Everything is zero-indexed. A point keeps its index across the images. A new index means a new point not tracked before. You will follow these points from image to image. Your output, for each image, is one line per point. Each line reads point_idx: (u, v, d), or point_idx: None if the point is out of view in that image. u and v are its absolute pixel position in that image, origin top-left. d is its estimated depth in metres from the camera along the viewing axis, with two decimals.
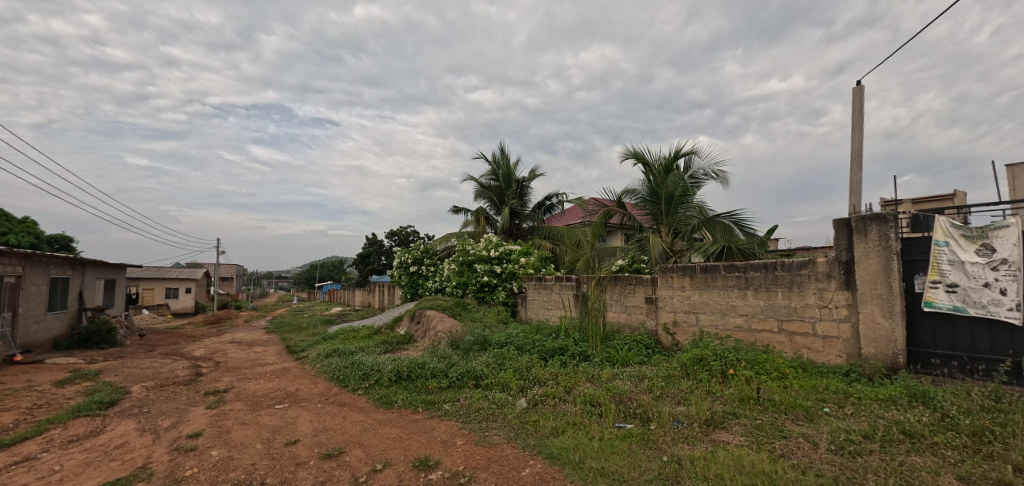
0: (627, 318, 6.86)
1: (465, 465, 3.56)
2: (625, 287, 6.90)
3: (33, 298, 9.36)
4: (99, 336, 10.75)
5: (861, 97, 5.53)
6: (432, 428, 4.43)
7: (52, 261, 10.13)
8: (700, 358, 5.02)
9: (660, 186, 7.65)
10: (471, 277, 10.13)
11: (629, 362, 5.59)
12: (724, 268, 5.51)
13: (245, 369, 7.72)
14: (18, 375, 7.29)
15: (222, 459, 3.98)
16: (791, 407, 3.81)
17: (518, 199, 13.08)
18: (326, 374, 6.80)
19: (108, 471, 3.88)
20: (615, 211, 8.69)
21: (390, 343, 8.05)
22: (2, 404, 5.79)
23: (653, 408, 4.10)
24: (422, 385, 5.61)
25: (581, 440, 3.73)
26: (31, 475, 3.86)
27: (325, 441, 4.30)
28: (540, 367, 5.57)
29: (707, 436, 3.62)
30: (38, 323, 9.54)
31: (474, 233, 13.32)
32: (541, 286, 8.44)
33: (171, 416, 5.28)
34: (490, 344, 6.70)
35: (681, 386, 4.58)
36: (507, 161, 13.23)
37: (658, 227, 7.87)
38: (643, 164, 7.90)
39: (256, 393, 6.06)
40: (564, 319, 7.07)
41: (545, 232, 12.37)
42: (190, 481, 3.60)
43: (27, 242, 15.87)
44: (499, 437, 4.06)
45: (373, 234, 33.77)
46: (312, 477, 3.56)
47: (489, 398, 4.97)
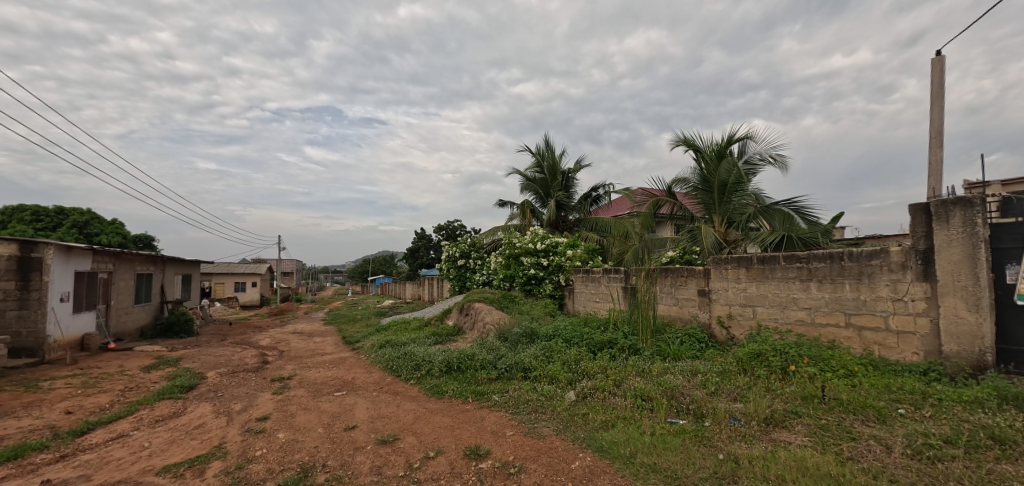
0: (679, 311, 6.65)
1: (516, 456, 3.59)
2: (676, 279, 6.68)
3: (123, 291, 10.36)
4: (179, 326, 11.77)
5: (942, 69, 5.00)
6: (482, 418, 4.50)
7: (138, 259, 11.15)
8: (758, 353, 4.79)
9: (713, 173, 7.35)
10: (517, 270, 10.17)
11: (682, 356, 5.41)
12: (784, 259, 5.21)
13: (305, 358, 8.18)
14: (112, 361, 8.13)
15: (287, 441, 4.24)
16: (861, 407, 3.54)
17: (563, 191, 13.00)
18: (380, 364, 7.07)
19: (188, 449, 4.24)
20: (665, 201, 8.44)
21: (440, 335, 8.26)
22: (101, 386, 6.50)
23: (708, 404, 3.95)
24: (472, 376, 5.70)
25: (632, 434, 3.65)
26: (124, 450, 4.30)
27: (380, 427, 4.47)
28: (589, 360, 5.50)
29: (766, 435, 3.43)
30: (127, 314, 10.56)
31: (520, 226, 13.32)
32: (588, 279, 8.33)
33: (242, 400, 5.69)
34: (538, 337, 6.70)
35: (737, 382, 4.38)
36: (552, 153, 13.12)
37: (710, 216, 7.59)
38: (694, 150, 7.59)
39: (317, 381, 6.40)
40: (612, 312, 6.96)
41: (591, 223, 12.17)
42: (260, 460, 3.86)
43: (116, 242, 17.64)
44: (548, 429, 4.06)
45: (421, 230, 34.70)
46: (369, 461, 3.72)
47: (538, 390, 4.98)
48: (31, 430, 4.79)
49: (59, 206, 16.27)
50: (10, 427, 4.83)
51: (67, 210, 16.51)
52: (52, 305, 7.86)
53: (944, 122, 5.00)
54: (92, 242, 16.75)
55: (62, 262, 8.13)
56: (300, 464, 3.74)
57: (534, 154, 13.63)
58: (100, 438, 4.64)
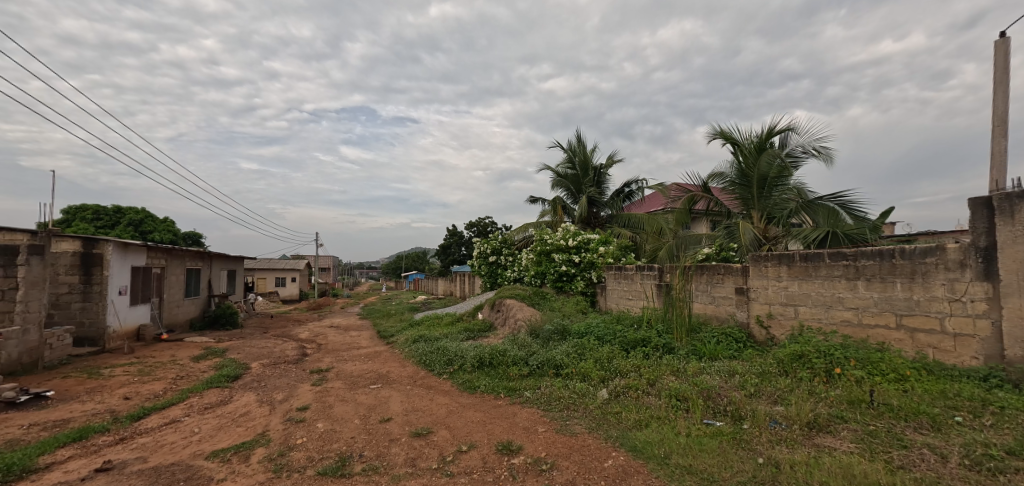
0: (715, 310, 6.47)
1: (548, 453, 3.58)
2: (713, 277, 6.50)
3: (173, 286, 10.96)
4: (225, 319, 12.37)
5: (1007, 52, 4.63)
6: (514, 414, 4.51)
7: (187, 255, 11.78)
8: (801, 355, 4.59)
9: (752, 167, 7.08)
10: (549, 267, 10.13)
11: (718, 356, 5.25)
12: (829, 256, 4.97)
13: (342, 351, 8.45)
14: (165, 351, 8.63)
15: (327, 431, 4.39)
16: (913, 414, 3.33)
17: (595, 187, 12.86)
18: (414, 358, 7.22)
19: (235, 435, 4.46)
20: (700, 196, 8.23)
21: (472, 330, 8.35)
22: (155, 374, 6.92)
23: (746, 406, 3.82)
24: (503, 372, 5.74)
25: (666, 435, 3.58)
26: (177, 434, 4.56)
27: (414, 420, 4.56)
28: (622, 358, 5.42)
29: (809, 439, 3.29)
30: (178, 307, 11.17)
31: (550, 222, 13.22)
32: (621, 276, 8.20)
33: (284, 390, 5.93)
34: (570, 334, 6.66)
35: (778, 384, 4.21)
36: (584, 148, 12.97)
37: (749, 212, 7.35)
38: (732, 144, 7.34)
39: (353, 373, 6.59)
40: (645, 310, 6.83)
41: (624, 220, 12.00)
42: (301, 448, 4.01)
43: (168, 239, 18.72)
44: (581, 427, 4.03)
45: (453, 226, 35.12)
46: (404, 453, 3.79)
47: (570, 388, 4.95)
48: (94, 413, 5.14)
49: (117, 205, 17.38)
50: (76, 410, 5.21)
51: (124, 209, 17.61)
52: (112, 298, 8.41)
53: (1009, 109, 4.64)
54: (146, 239, 17.84)
55: (119, 257, 8.67)
56: (338, 453, 3.86)
57: (565, 150, 13.51)
58: (154, 423, 4.93)
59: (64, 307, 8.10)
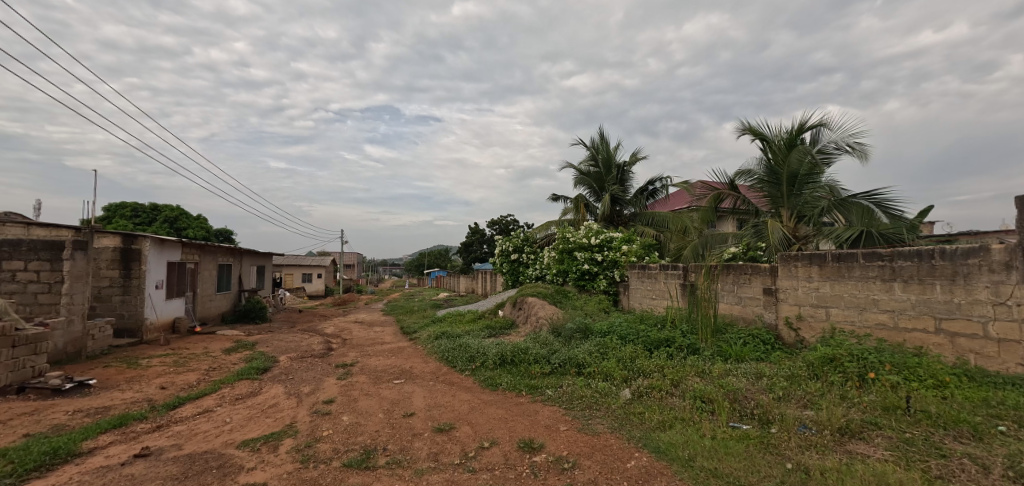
0: (742, 311, 6.33)
1: (570, 451, 3.57)
2: (740, 276, 6.35)
3: (206, 280, 11.36)
4: (254, 313, 12.76)
5: None
6: (536, 412, 4.51)
7: (219, 251, 12.20)
8: (832, 358, 4.43)
9: (782, 163, 6.88)
10: (571, 265, 10.09)
11: (745, 358, 5.13)
12: (864, 257, 4.79)
13: (367, 346, 8.60)
14: (198, 343, 8.97)
15: (351, 424, 4.48)
16: (953, 422, 3.18)
17: (618, 184, 12.73)
18: (436, 354, 7.31)
19: (264, 426, 4.60)
20: (727, 194, 8.06)
21: (494, 328, 8.38)
22: (189, 365, 7.20)
23: (775, 409, 3.73)
24: (525, 370, 5.74)
25: (691, 437, 3.52)
26: (210, 423, 4.73)
27: (437, 416, 4.61)
28: (645, 358, 5.36)
29: (841, 446, 3.18)
30: (210, 301, 11.58)
31: (573, 220, 13.13)
32: (644, 275, 8.10)
33: (310, 384, 6.09)
34: (592, 333, 6.61)
35: (808, 388, 4.09)
36: (607, 145, 12.84)
37: (778, 210, 7.17)
38: (761, 140, 7.15)
39: (377, 368, 6.70)
40: (669, 310, 6.73)
41: (648, 218, 11.84)
42: (327, 440, 4.11)
43: (200, 235, 19.46)
44: (603, 426, 4.00)
45: (475, 224, 35.33)
46: (427, 448, 3.84)
47: (592, 387, 4.92)
48: (133, 401, 5.39)
49: (153, 203, 18.10)
50: (117, 399, 5.47)
51: (160, 207, 18.34)
52: (149, 292, 8.78)
53: None
54: (180, 235, 18.61)
55: (156, 253, 9.04)
56: (363, 446, 3.93)
57: (588, 147, 13.40)
58: (188, 412, 5.13)
59: (106, 300, 8.51)
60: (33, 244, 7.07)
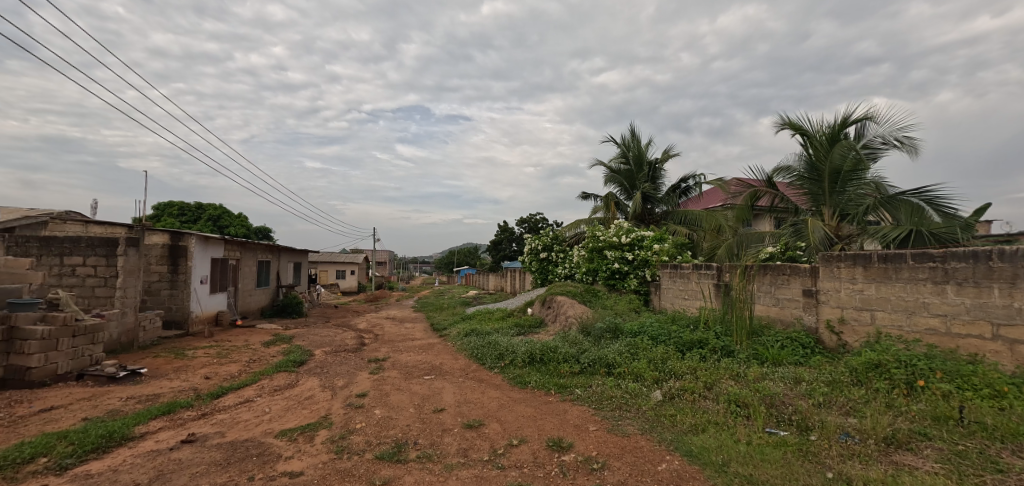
0: (779, 313, 6.11)
1: (599, 452, 3.54)
2: (777, 277, 6.13)
3: (247, 276, 11.87)
4: (291, 308, 13.25)
5: None
6: (565, 411, 4.50)
7: (259, 248, 12.72)
8: (878, 364, 4.22)
9: (824, 159, 6.59)
10: (601, 264, 10.00)
11: (782, 362, 4.95)
12: (913, 257, 4.53)
13: (398, 342, 8.78)
14: (239, 335, 9.38)
15: (383, 418, 4.59)
16: (1012, 435, 2.97)
17: (650, 182, 12.52)
18: (466, 351, 7.39)
19: (301, 416, 4.78)
20: (764, 192, 7.80)
21: (522, 326, 8.39)
22: (231, 357, 7.54)
23: (815, 416, 3.58)
24: (554, 368, 5.74)
25: (725, 441, 3.42)
26: (250, 413, 4.95)
27: (466, 412, 4.66)
28: (677, 360, 5.25)
29: (886, 456, 3.03)
30: (250, 295, 12.09)
31: (603, 218, 12.98)
32: (676, 275, 7.94)
33: (344, 377, 6.27)
34: (623, 333, 6.53)
35: (851, 395, 3.91)
36: (638, 142, 12.63)
37: (819, 208, 6.88)
38: (802, 135, 6.87)
39: (408, 364, 6.83)
40: (702, 310, 6.57)
41: (680, 216, 11.58)
42: (360, 432, 4.23)
43: (241, 233, 20.35)
44: (633, 428, 3.95)
45: (504, 222, 35.46)
46: (457, 443, 3.90)
47: (623, 387, 4.86)
48: (180, 390, 5.69)
49: (199, 202, 19.05)
50: (165, 387, 5.79)
51: (204, 205, 19.28)
52: (194, 286, 9.25)
53: None
54: (223, 233, 19.56)
55: (201, 249, 9.51)
56: (395, 440, 4.02)
57: (619, 145, 13.21)
58: (231, 401, 5.39)
59: (155, 293, 9.01)
60: (90, 241, 7.56)
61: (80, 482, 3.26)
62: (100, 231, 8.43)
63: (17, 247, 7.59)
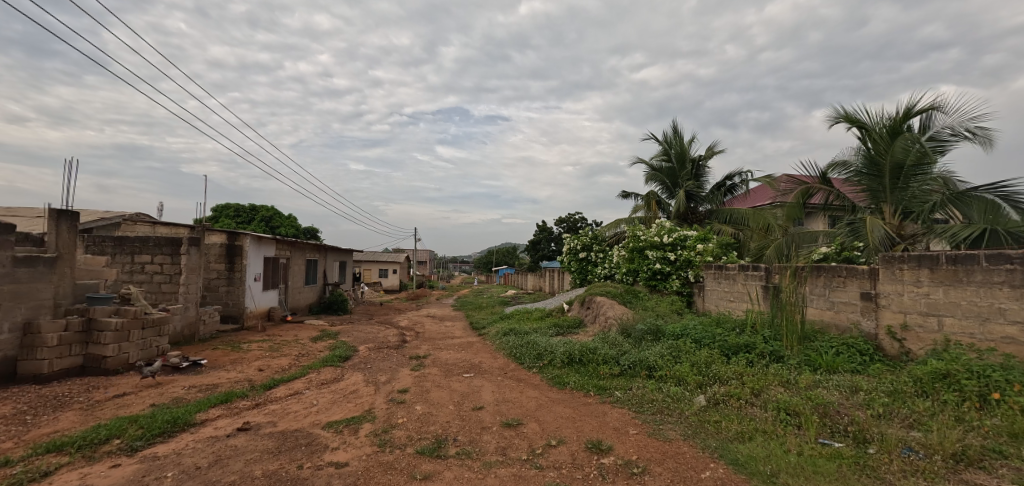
0: (835, 317, 5.76)
1: (640, 456, 3.47)
2: (832, 279, 5.79)
3: (296, 274, 12.47)
4: (336, 305, 13.80)
5: None
6: (604, 413, 4.44)
7: (307, 247, 13.33)
8: (946, 374, 3.90)
9: (884, 153, 6.16)
10: (642, 264, 9.79)
11: (838, 369, 4.67)
12: (987, 259, 4.15)
13: (438, 340, 8.97)
14: (289, 331, 9.87)
15: (424, 414, 4.71)
16: None
17: (693, 180, 12.15)
18: (505, 350, 7.43)
19: (346, 409, 4.98)
20: (817, 189, 7.41)
21: (561, 327, 8.35)
22: (282, 351, 7.95)
23: (873, 428, 3.35)
24: (594, 370, 5.68)
25: (774, 451, 3.27)
26: (300, 404, 5.21)
27: (505, 411, 4.69)
28: (722, 364, 5.07)
29: (955, 474, 2.79)
30: (299, 292, 12.68)
31: (644, 218, 12.70)
32: (721, 276, 7.65)
33: (386, 373, 6.47)
34: (664, 335, 6.37)
35: (915, 406, 3.63)
36: (681, 139, 12.27)
37: (880, 206, 6.44)
38: (859, 128, 6.45)
39: (448, 362, 6.96)
40: (750, 313, 6.31)
41: (725, 215, 11.16)
42: (402, 427, 4.36)
43: (291, 233, 21.40)
44: (675, 433, 3.84)
45: (543, 222, 35.42)
46: (495, 441, 3.93)
47: (664, 391, 4.75)
48: (236, 381, 6.06)
49: (253, 204, 20.20)
50: (223, 377, 6.19)
51: (257, 207, 20.42)
52: (248, 283, 9.81)
53: None
54: (275, 233, 20.63)
55: (255, 248, 10.07)
56: (435, 436, 4.10)
57: (660, 142, 12.90)
58: (282, 393, 5.68)
59: (214, 289, 9.63)
60: (157, 240, 8.18)
61: (149, 463, 3.54)
62: (166, 232, 9.10)
63: (95, 246, 8.32)
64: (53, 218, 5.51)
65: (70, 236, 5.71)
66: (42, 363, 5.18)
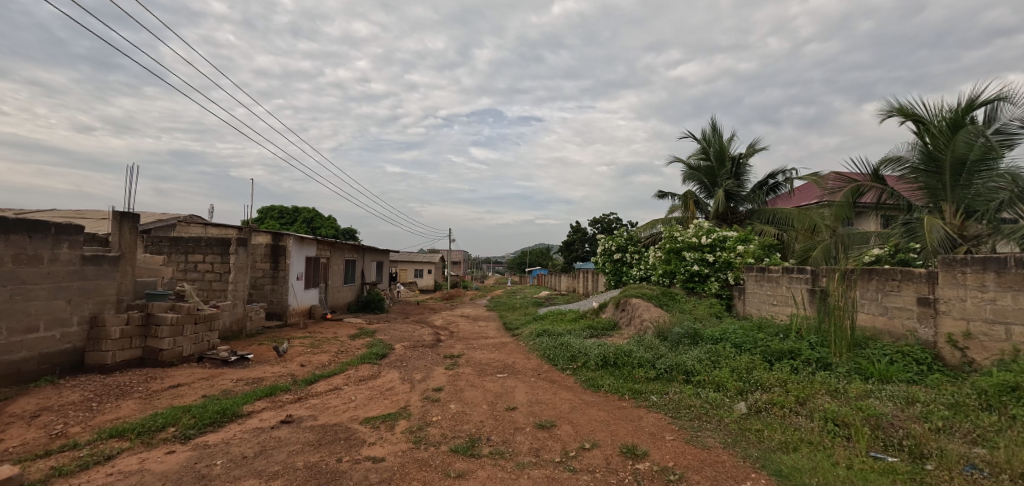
0: (888, 324, 5.43)
1: (676, 463, 3.38)
2: (885, 283, 5.46)
3: (336, 273, 12.91)
4: (374, 303, 14.19)
5: None
6: (639, 417, 4.36)
7: (346, 247, 13.78)
8: (1015, 387, 3.59)
9: (944, 148, 5.76)
10: (679, 266, 9.56)
11: (892, 379, 4.39)
12: None
13: (472, 340, 9.07)
14: (330, 328, 10.24)
15: (458, 412, 4.77)
16: None
17: (733, 179, 11.75)
18: (538, 351, 7.42)
19: (383, 406, 5.12)
20: (869, 187, 7.04)
21: (595, 329, 8.26)
22: (322, 347, 8.26)
23: (932, 443, 3.14)
24: (629, 373, 5.58)
25: (821, 463, 3.11)
26: (339, 400, 5.39)
27: (538, 412, 4.69)
28: (764, 370, 4.87)
29: None
30: (338, 291, 13.13)
31: (681, 218, 12.37)
32: (763, 278, 7.36)
33: (421, 371, 6.59)
34: (703, 339, 6.19)
35: (979, 421, 3.36)
36: (720, 137, 11.89)
37: (940, 205, 6.03)
38: (915, 122, 6.05)
39: (482, 361, 7.02)
40: (794, 318, 6.03)
41: (767, 215, 10.72)
42: (437, 425, 4.44)
43: (331, 233, 22.17)
44: (714, 440, 3.72)
45: (577, 223, 35.14)
46: (528, 442, 3.93)
47: (702, 396, 4.61)
48: (279, 375, 6.34)
49: (296, 206, 21.08)
50: (268, 371, 6.49)
51: (300, 209, 21.30)
52: (291, 282, 10.25)
53: None
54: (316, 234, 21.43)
55: (297, 248, 10.52)
56: (469, 434, 4.15)
57: (698, 140, 12.54)
58: (322, 388, 5.90)
59: (260, 287, 10.12)
60: (209, 241, 8.68)
61: (200, 451, 3.76)
62: (216, 233, 9.65)
63: (154, 246, 8.91)
64: (116, 220, 5.94)
65: (131, 236, 6.15)
66: (106, 354, 5.60)
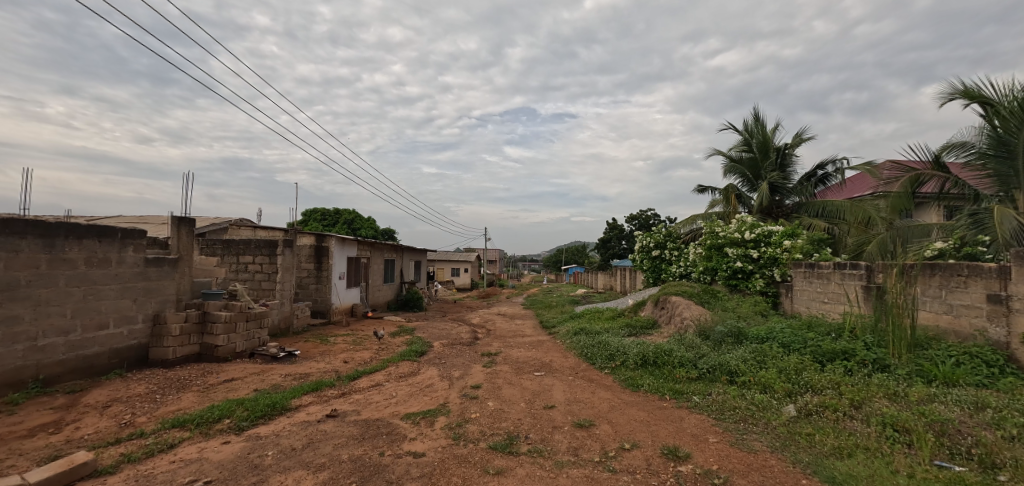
0: (954, 323, 5.04)
1: (721, 467, 3.28)
2: (950, 279, 5.07)
3: (376, 273, 13.31)
4: (413, 302, 14.53)
5: None
6: (681, 418, 4.26)
7: (385, 247, 14.17)
8: None
9: (1016, 132, 5.25)
10: (721, 263, 9.24)
11: (959, 382, 4.07)
12: None
13: (510, 338, 9.12)
14: (371, 326, 10.57)
15: (496, 410, 4.81)
16: None
17: (778, 170, 11.23)
18: (576, 350, 7.38)
19: (422, 402, 5.24)
20: (931, 177, 6.55)
21: (634, 327, 8.12)
22: (363, 344, 8.53)
23: (1005, 452, 2.89)
24: (669, 373, 5.46)
25: (878, 471, 2.94)
26: (380, 395, 5.56)
27: (576, 411, 4.66)
28: (815, 371, 4.64)
29: None
30: (379, 290, 13.53)
31: (722, 213, 11.95)
32: (813, 275, 7.00)
33: (460, 369, 6.70)
34: (748, 338, 5.97)
35: None
36: (763, 127, 11.38)
37: (1012, 193, 5.54)
38: (983, 104, 5.56)
39: (519, 360, 7.05)
40: (848, 316, 5.71)
41: (817, 208, 10.18)
42: (475, 422, 4.50)
43: (370, 234, 22.85)
44: (761, 444, 3.58)
45: (613, 219, 34.61)
46: (567, 441, 3.93)
47: (748, 398, 4.45)
48: (324, 371, 6.61)
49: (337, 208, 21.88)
50: (314, 367, 6.78)
51: (341, 210, 22.10)
52: (334, 282, 10.65)
53: None
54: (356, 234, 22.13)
55: (339, 249, 10.91)
56: (507, 432, 4.19)
57: (739, 132, 12.06)
58: (364, 384, 6.10)
59: (305, 287, 10.58)
60: (257, 243, 9.15)
61: (252, 442, 3.98)
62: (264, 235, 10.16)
63: (209, 248, 9.50)
64: (175, 224, 6.37)
65: (188, 240, 6.58)
66: (168, 350, 6.02)
